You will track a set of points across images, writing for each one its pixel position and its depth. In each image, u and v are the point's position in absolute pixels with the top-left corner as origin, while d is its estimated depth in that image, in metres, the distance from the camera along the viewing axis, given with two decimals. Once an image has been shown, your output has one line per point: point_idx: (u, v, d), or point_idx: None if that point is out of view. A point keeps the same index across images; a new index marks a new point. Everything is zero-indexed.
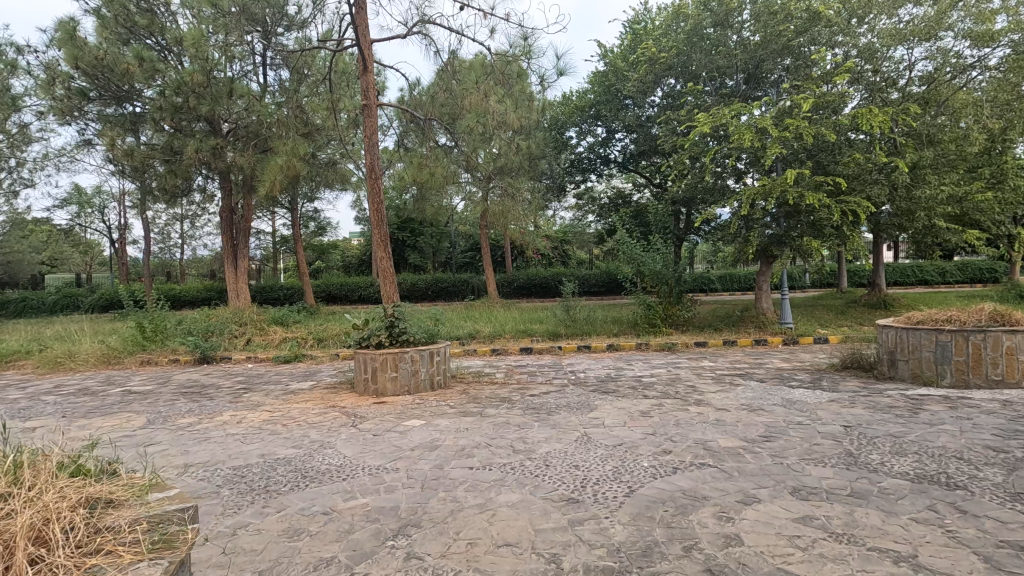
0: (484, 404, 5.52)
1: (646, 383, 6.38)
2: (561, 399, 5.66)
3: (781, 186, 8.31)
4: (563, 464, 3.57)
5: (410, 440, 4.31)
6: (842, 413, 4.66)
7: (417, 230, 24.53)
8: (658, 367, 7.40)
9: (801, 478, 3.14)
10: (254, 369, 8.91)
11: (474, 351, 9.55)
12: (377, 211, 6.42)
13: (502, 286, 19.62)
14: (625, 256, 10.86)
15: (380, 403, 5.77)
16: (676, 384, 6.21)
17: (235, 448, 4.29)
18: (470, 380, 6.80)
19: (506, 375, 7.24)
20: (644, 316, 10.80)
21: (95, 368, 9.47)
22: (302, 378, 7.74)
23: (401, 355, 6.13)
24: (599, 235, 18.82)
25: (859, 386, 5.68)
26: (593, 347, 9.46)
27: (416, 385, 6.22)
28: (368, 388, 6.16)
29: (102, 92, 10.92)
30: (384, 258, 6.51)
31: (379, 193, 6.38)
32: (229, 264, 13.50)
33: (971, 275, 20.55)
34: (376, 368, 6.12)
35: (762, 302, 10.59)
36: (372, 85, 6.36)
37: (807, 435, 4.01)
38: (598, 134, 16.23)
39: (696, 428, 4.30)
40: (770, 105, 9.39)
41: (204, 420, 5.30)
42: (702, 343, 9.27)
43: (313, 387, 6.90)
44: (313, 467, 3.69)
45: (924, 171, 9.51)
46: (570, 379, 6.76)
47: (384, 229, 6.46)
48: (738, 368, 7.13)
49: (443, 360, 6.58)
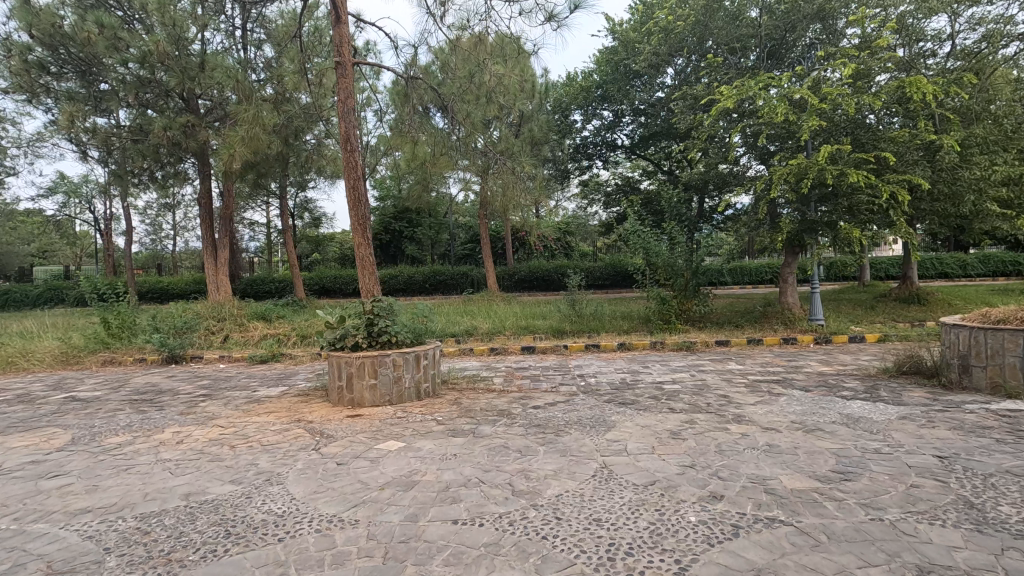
0: (478, 419, 4.61)
1: (669, 391, 5.45)
2: (570, 412, 4.74)
3: (817, 164, 7.25)
4: (581, 517, 2.63)
5: (381, 473, 3.38)
6: (925, 436, 3.72)
7: (414, 221, 23.62)
8: (680, 371, 6.47)
9: (922, 550, 2.21)
10: (226, 370, 8.00)
11: (470, 351, 8.64)
12: (355, 189, 5.46)
13: (502, 279, 18.70)
14: (636, 246, 9.95)
15: (355, 417, 4.85)
16: (706, 394, 5.27)
17: (158, 482, 3.37)
18: (464, 387, 5.89)
19: (506, 380, 6.32)
20: (657, 311, 9.87)
21: (51, 368, 8.56)
22: (274, 382, 6.83)
23: (380, 360, 5.20)
24: (604, 225, 17.85)
25: (927, 398, 4.75)
26: (602, 347, 8.51)
27: (399, 395, 5.27)
28: (343, 399, 5.25)
29: (63, 66, 9.82)
30: (364, 244, 5.56)
31: (357, 168, 5.44)
32: (207, 255, 12.51)
33: (994, 268, 19.44)
34: (351, 374, 5.19)
35: (786, 296, 9.74)
36: (347, 39, 5.41)
37: (896, 472, 3.08)
38: (605, 117, 15.27)
39: (748, 460, 3.36)
40: (802, 76, 8.37)
41: (139, 439, 4.37)
42: (724, 342, 8.35)
43: (283, 394, 5.98)
44: (245, 520, 2.76)
45: (973, 150, 8.47)
46: (579, 386, 5.83)
47: (362, 211, 5.51)
48: (772, 373, 6.20)
49: (432, 364, 5.64)
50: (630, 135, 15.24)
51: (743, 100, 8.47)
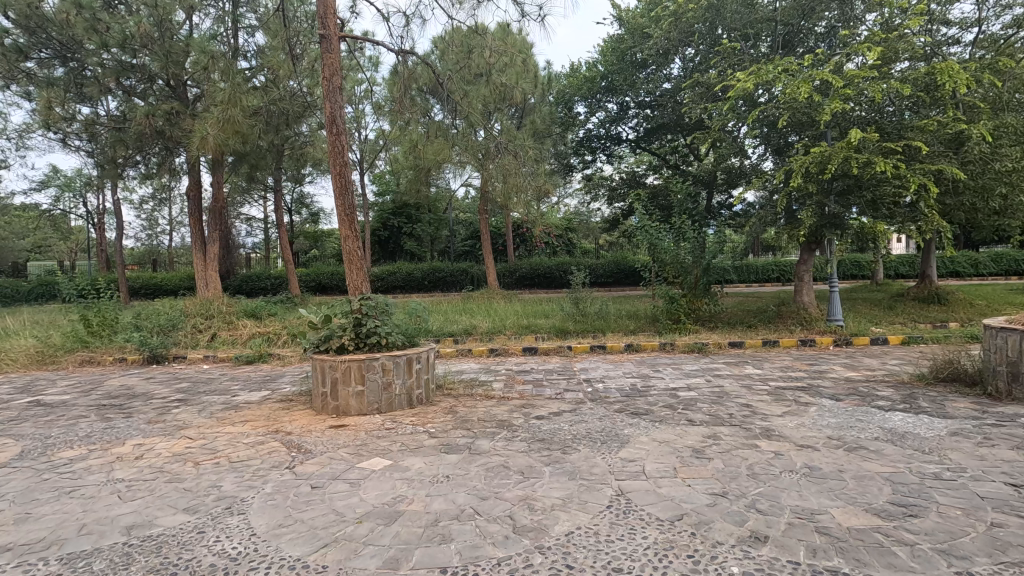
0: (475, 432, 4.13)
1: (685, 399, 4.97)
2: (578, 424, 4.26)
3: (840, 152, 6.75)
4: (596, 567, 2.16)
5: (361, 501, 2.91)
6: (988, 458, 3.24)
7: (413, 217, 23.13)
8: (694, 377, 5.99)
9: None
10: (208, 372, 7.50)
11: (468, 352, 8.17)
12: (341, 175, 4.97)
13: (503, 276, 18.21)
14: (644, 241, 9.50)
15: (338, 428, 4.37)
16: (726, 403, 4.79)
17: (100, 511, 2.89)
18: (461, 393, 5.41)
19: (506, 385, 5.84)
20: (665, 310, 9.40)
21: (25, 367, 8.09)
22: (257, 386, 6.35)
23: (368, 364, 4.71)
24: (608, 221, 17.35)
25: (974, 409, 4.27)
26: (608, 348, 8.03)
27: (388, 403, 4.79)
28: (328, 407, 4.77)
29: (41, 49, 9.29)
30: (351, 237, 5.07)
31: (343, 152, 4.95)
32: (196, 251, 12.01)
33: (1007, 267, 18.90)
34: (336, 380, 4.72)
35: (801, 295, 9.26)
36: (332, 10, 4.91)
37: (969, 505, 2.59)
38: (610, 109, 14.77)
39: (789, 487, 2.88)
40: (823, 60, 7.85)
41: (94, 453, 3.90)
42: (737, 343, 7.88)
43: (264, 400, 5.50)
44: (189, 564, 2.29)
45: (1004, 140, 7.93)
46: (586, 392, 5.35)
47: (349, 200, 5.02)
48: (795, 379, 5.72)
49: (425, 369, 5.15)
50: (636, 128, 14.75)
51: (760, 86, 7.95)
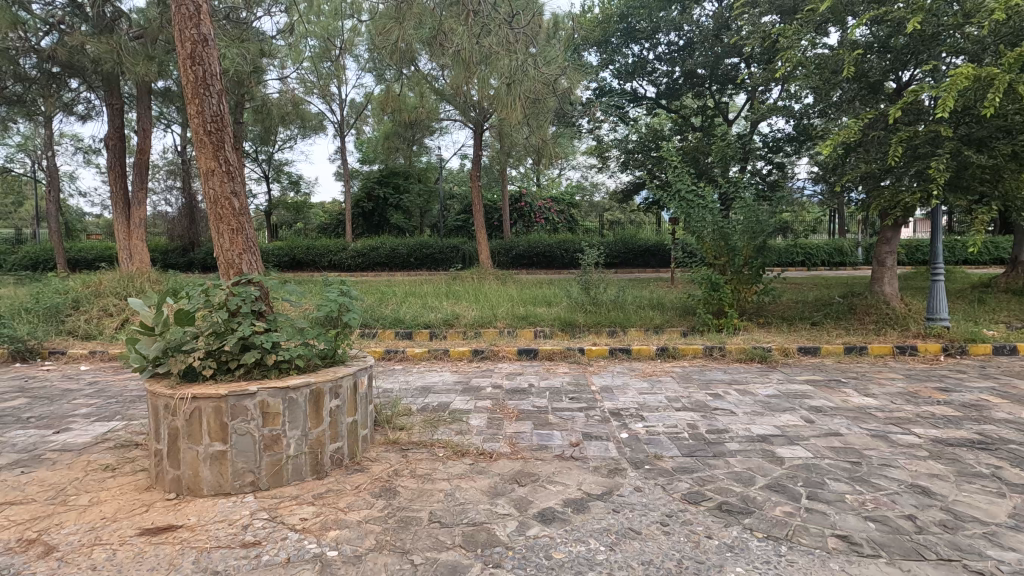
0: (416, 567, 2.01)
1: (802, 471, 2.84)
2: (625, 546, 2.13)
3: (1005, 74, 4.58)
4: None
5: None
6: None
7: (402, 186, 20.85)
8: (783, 414, 3.82)
9: None
10: (76, 379, 5.31)
11: (444, 353, 6.04)
12: (195, 58, 2.78)
13: (497, 254, 15.99)
14: (675, 210, 7.42)
15: (154, 538, 2.25)
16: (882, 485, 2.66)
17: None
18: (414, 446, 3.24)
19: (491, 422, 3.70)
20: (703, 300, 7.19)
21: None
22: (114, 411, 4.17)
23: (233, 404, 2.57)
24: (619, 192, 15.09)
25: None
26: (634, 352, 5.88)
27: (272, 473, 2.65)
28: (164, 480, 2.65)
29: None
30: (223, 173, 2.87)
31: (198, 17, 2.78)
32: (117, 215, 9.72)
33: None
34: (178, 432, 2.59)
35: (882, 285, 7.11)
36: None
37: None
38: (628, 55, 12.48)
39: None
40: None
41: None
42: (811, 350, 5.79)
43: (90, 446, 3.34)
44: None
45: None
46: (622, 447, 3.20)
47: (213, 103, 2.83)
48: (950, 425, 3.56)
49: (351, 407, 3.00)
50: (654, 83, 12.66)
51: None
